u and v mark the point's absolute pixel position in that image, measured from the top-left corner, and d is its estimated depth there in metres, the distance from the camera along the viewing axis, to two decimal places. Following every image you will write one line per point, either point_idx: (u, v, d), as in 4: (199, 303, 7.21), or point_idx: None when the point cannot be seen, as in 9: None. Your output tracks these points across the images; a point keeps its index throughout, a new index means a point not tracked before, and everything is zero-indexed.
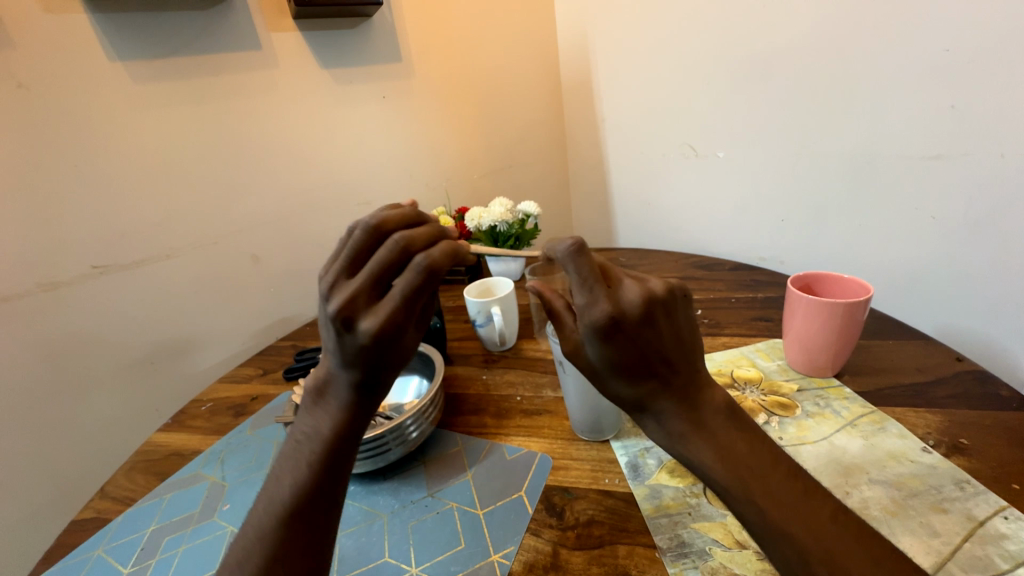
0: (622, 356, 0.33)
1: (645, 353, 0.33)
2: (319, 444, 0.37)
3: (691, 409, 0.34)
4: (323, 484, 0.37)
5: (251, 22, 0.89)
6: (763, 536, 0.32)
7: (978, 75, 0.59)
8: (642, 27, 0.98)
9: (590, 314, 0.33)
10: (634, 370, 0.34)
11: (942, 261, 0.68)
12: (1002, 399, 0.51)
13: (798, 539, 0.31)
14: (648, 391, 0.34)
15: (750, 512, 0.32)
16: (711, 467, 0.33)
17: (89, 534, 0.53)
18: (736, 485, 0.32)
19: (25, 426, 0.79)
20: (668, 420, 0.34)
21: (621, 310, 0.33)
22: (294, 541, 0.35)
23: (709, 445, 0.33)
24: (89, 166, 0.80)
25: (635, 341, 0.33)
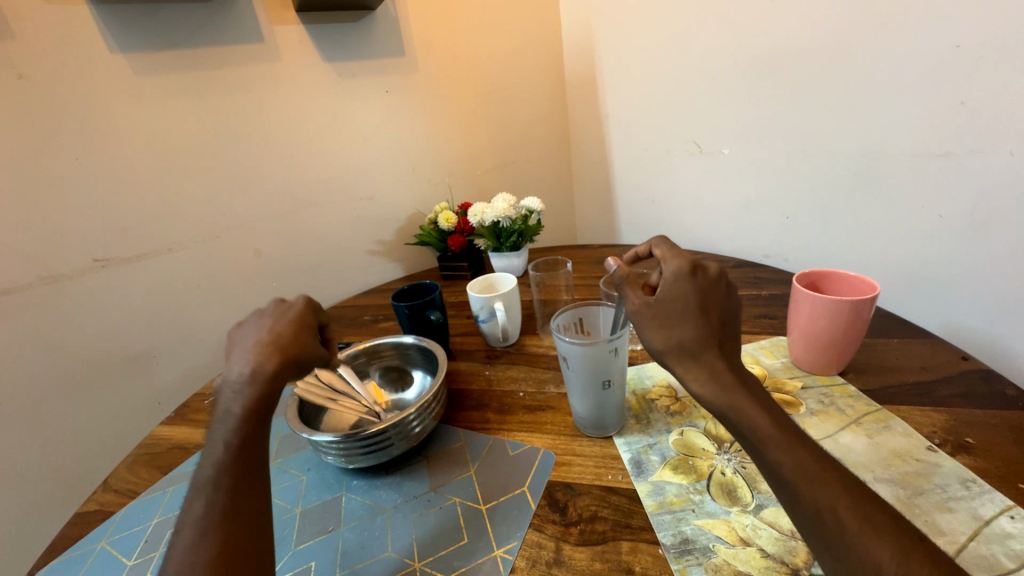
0: (690, 298, 0.41)
1: (709, 304, 0.41)
2: (239, 420, 0.43)
3: (734, 365, 0.40)
4: (250, 450, 0.43)
5: (253, 15, 0.88)
6: (798, 489, 0.34)
7: (989, 72, 0.58)
8: (649, 22, 0.97)
9: (676, 262, 0.42)
10: (696, 314, 0.40)
11: (948, 260, 0.67)
12: (1007, 398, 0.51)
13: (834, 494, 0.33)
14: (703, 335, 0.40)
15: (789, 464, 0.34)
16: (755, 421, 0.36)
17: (93, 526, 0.54)
18: (778, 439, 0.35)
19: (28, 418, 0.80)
20: (717, 365, 0.39)
21: (701, 266, 0.42)
22: (236, 501, 0.40)
23: (752, 401, 0.37)
24: (89, 159, 0.80)
25: (705, 293, 0.41)
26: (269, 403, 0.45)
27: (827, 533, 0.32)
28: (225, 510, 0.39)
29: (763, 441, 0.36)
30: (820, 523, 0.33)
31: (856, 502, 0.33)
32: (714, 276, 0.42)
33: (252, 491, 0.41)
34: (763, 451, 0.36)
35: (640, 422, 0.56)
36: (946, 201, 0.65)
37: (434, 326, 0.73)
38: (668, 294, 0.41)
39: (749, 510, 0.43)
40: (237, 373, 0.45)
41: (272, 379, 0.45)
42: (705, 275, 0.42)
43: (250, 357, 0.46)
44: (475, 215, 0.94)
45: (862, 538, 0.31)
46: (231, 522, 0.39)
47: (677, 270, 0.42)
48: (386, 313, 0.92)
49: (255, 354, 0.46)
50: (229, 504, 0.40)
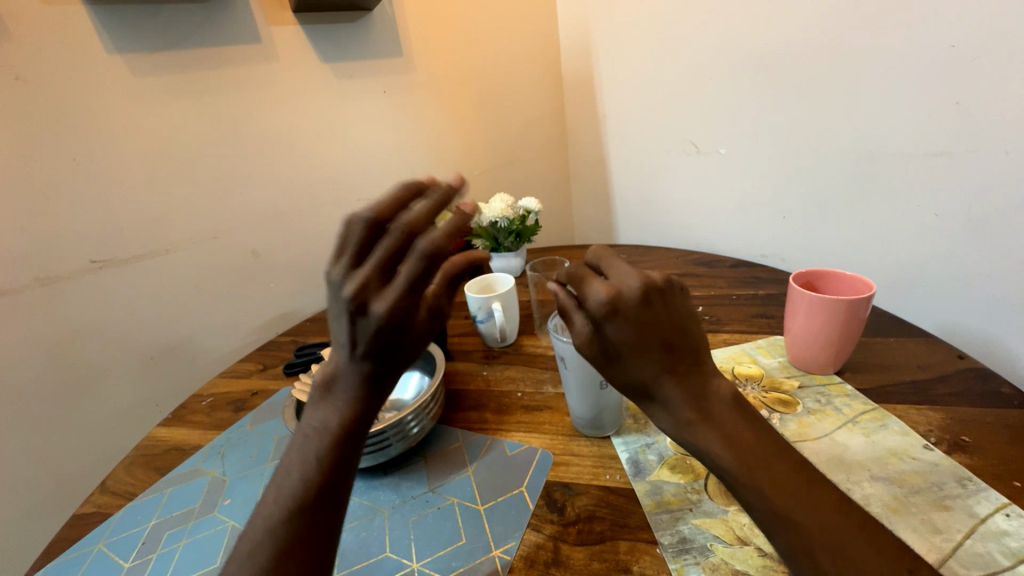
0: (630, 334, 0.33)
1: (648, 328, 0.33)
2: (322, 445, 0.35)
3: (694, 388, 0.33)
4: (331, 487, 0.34)
5: (251, 17, 0.88)
6: (771, 530, 0.31)
7: (982, 74, 0.58)
8: (645, 23, 0.98)
9: (593, 296, 0.34)
10: (636, 351, 0.33)
11: (943, 260, 0.68)
12: (1003, 397, 0.51)
13: (807, 532, 0.30)
14: (655, 370, 0.33)
15: (760, 503, 0.31)
16: (719, 456, 0.32)
17: (90, 528, 0.53)
18: (743, 474, 0.31)
19: (26, 420, 0.79)
20: (675, 398, 0.33)
21: (627, 291, 0.33)
22: (305, 545, 0.33)
23: (713, 430, 0.32)
24: (86, 160, 0.79)
25: (637, 322, 0.33)
26: (358, 430, 0.36)
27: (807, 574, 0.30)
28: (291, 551, 0.32)
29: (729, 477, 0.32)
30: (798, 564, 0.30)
31: (835, 539, 0.30)
32: (642, 292, 0.33)
33: (324, 536, 0.33)
34: (732, 488, 0.32)
35: (637, 421, 0.56)
36: (941, 201, 0.65)
37: None
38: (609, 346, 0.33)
39: None
40: (339, 375, 0.36)
41: (365, 401, 0.36)
42: (630, 297, 0.33)
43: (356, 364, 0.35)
44: None
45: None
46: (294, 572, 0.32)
47: (596, 306, 0.33)
48: None
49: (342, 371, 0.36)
50: (297, 547, 0.32)
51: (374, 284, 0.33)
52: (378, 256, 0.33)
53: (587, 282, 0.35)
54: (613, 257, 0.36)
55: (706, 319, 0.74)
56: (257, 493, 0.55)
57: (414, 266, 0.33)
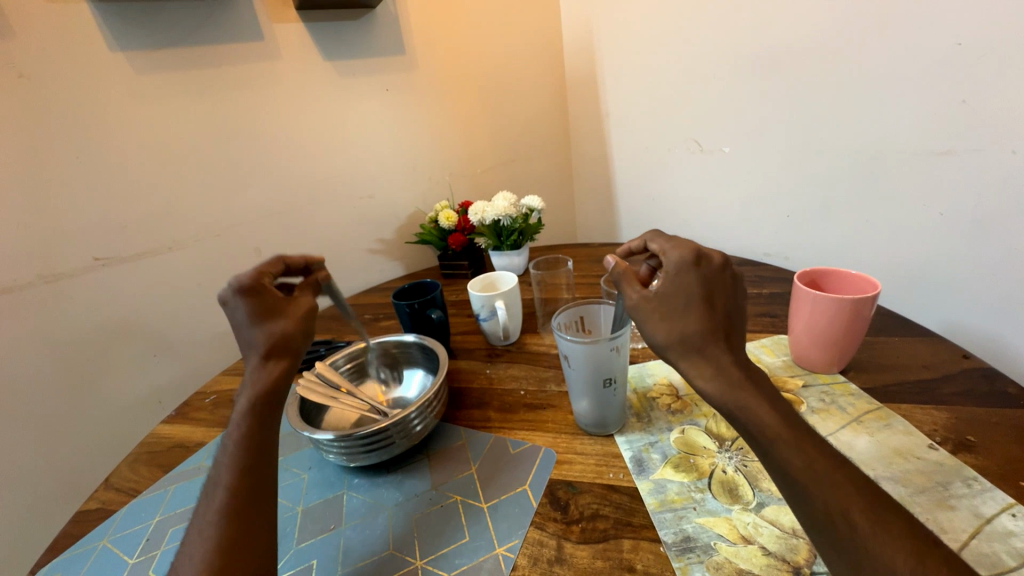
0: (695, 289, 0.41)
1: (713, 292, 0.41)
2: (250, 418, 0.44)
3: (739, 357, 0.39)
4: (260, 448, 0.43)
5: (253, 13, 0.88)
6: (810, 492, 0.33)
7: (987, 71, 0.58)
8: (648, 21, 0.97)
9: (676, 251, 0.43)
10: (700, 304, 0.40)
11: (949, 259, 0.67)
12: (1009, 397, 0.51)
13: (844, 496, 0.33)
14: (710, 326, 0.39)
15: (800, 467, 0.34)
16: (764, 421, 0.36)
17: (94, 524, 0.54)
18: (787, 439, 0.35)
19: (29, 416, 0.80)
20: (723, 359, 0.38)
21: (705, 256, 0.42)
22: (242, 499, 0.40)
23: (761, 398, 0.37)
24: (90, 157, 0.79)
25: (710, 281, 0.41)
26: (275, 398, 0.46)
27: (840, 537, 0.32)
28: (228, 507, 0.39)
29: (772, 441, 0.35)
30: (832, 527, 0.32)
31: (869, 505, 0.32)
32: (719, 265, 0.42)
33: (259, 488, 0.41)
34: (772, 451, 0.35)
35: (641, 420, 0.56)
36: (947, 199, 0.65)
37: (436, 324, 0.73)
38: (669, 286, 0.41)
39: (750, 508, 0.43)
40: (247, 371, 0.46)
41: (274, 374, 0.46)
42: (709, 263, 0.42)
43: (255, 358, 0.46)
44: (475, 214, 0.94)
45: (875, 543, 0.31)
46: (232, 520, 0.38)
47: (679, 258, 0.42)
48: (387, 312, 0.92)
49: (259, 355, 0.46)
50: (232, 501, 0.39)
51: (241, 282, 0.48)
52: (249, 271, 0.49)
53: (671, 242, 0.44)
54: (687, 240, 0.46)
55: None
56: None
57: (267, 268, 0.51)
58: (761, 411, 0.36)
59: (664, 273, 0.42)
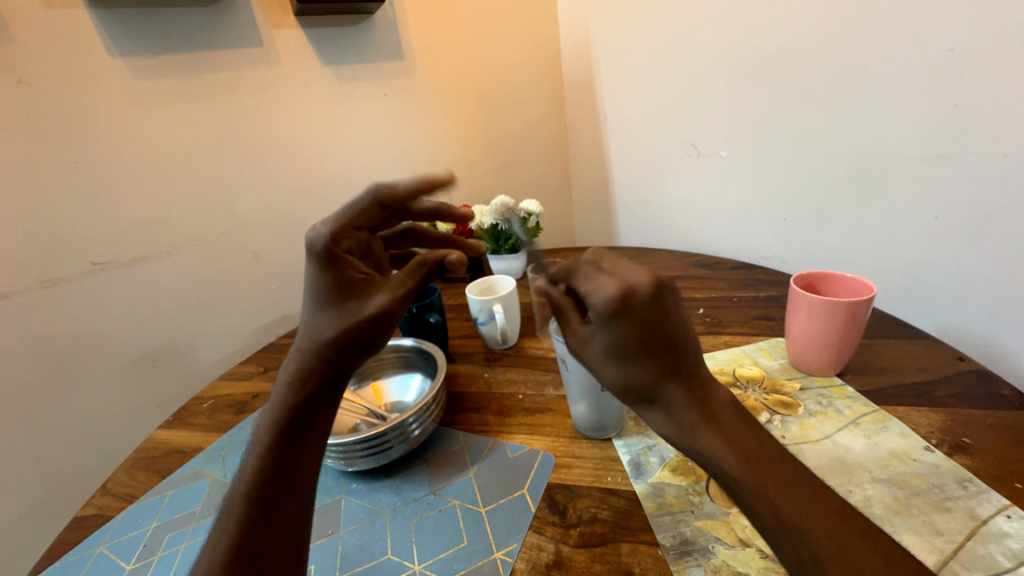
0: (631, 335, 0.31)
1: (648, 336, 0.31)
2: (269, 434, 0.43)
3: (698, 392, 0.32)
4: (278, 467, 0.42)
5: (253, 19, 0.88)
6: (776, 533, 0.30)
7: (979, 76, 0.58)
8: (645, 26, 0.98)
9: (599, 294, 0.32)
10: (642, 352, 0.32)
11: (943, 262, 0.68)
12: (1003, 398, 0.51)
13: (813, 536, 0.29)
14: (657, 372, 0.32)
15: (764, 514, 0.30)
16: (724, 466, 0.31)
17: (91, 531, 0.53)
18: (748, 484, 0.31)
19: (26, 422, 0.79)
20: (677, 403, 0.32)
21: (632, 290, 0.31)
22: (247, 523, 0.39)
23: (719, 436, 0.32)
24: (88, 162, 0.80)
25: (641, 328, 0.31)
26: (297, 410, 0.44)
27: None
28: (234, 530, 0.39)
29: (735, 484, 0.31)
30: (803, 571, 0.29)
31: (843, 552, 0.29)
32: (651, 297, 0.31)
33: (268, 515, 0.40)
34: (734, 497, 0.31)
35: (639, 423, 0.56)
36: (942, 203, 0.66)
37: (434, 328, 0.73)
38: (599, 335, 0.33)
39: None
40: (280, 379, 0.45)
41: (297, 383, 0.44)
42: (639, 300, 0.31)
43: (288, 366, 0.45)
44: (473, 218, 0.94)
45: None
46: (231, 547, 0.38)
47: (599, 308, 0.32)
48: None
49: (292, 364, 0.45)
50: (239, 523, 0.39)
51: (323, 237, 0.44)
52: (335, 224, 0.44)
53: (592, 278, 0.33)
54: (618, 256, 0.34)
55: (707, 321, 0.75)
56: None
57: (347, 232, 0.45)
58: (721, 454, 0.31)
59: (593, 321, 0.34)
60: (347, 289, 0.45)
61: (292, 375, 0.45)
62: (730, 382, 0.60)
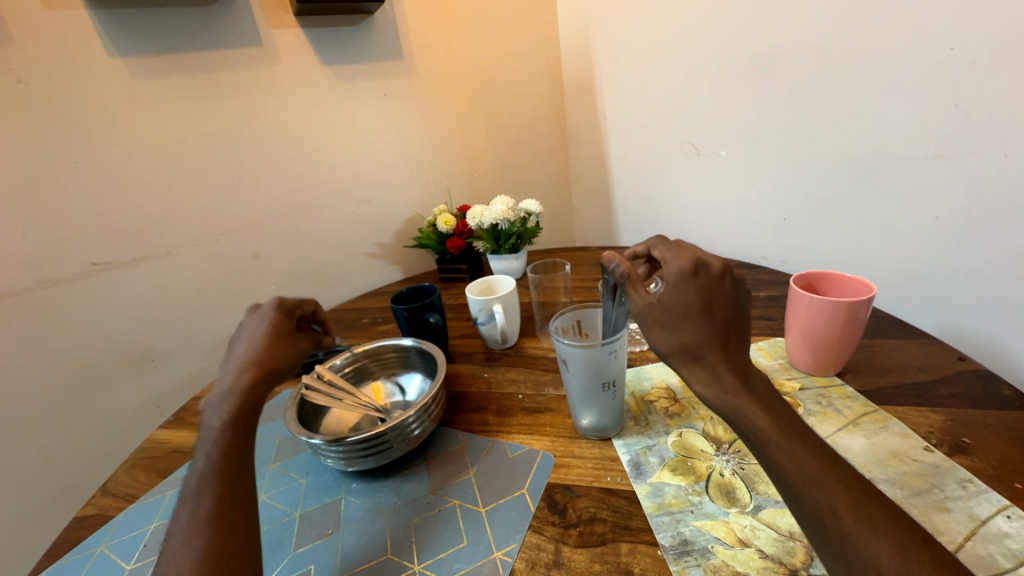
0: (694, 300, 0.39)
1: (711, 304, 0.39)
2: (221, 431, 0.45)
3: (737, 363, 0.39)
4: (237, 460, 0.44)
5: (251, 18, 0.88)
6: (799, 489, 0.33)
7: (980, 75, 0.58)
8: (645, 25, 0.98)
9: (675, 262, 0.41)
10: (700, 316, 0.39)
11: (943, 262, 0.68)
12: (1004, 398, 0.51)
13: (834, 494, 0.32)
14: (706, 337, 0.39)
15: (789, 463, 0.34)
16: (756, 421, 0.36)
17: (92, 530, 0.54)
18: (777, 439, 0.35)
19: (25, 421, 0.79)
20: (719, 366, 0.38)
21: (704, 264, 0.40)
22: (225, 509, 0.41)
23: (755, 401, 0.37)
24: (87, 162, 0.80)
25: (707, 294, 0.39)
26: (250, 413, 0.47)
27: (829, 533, 0.32)
28: (211, 513, 0.40)
29: (765, 443, 0.35)
30: (820, 523, 0.32)
31: (858, 502, 0.32)
32: (719, 272, 0.40)
33: (237, 501, 0.42)
34: (765, 453, 0.35)
35: (638, 423, 0.56)
36: (942, 202, 0.65)
37: (434, 329, 0.73)
38: (668, 297, 0.40)
39: (747, 511, 0.44)
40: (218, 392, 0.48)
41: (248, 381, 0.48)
42: (708, 272, 0.40)
43: (230, 373, 0.48)
44: (473, 218, 0.94)
45: (861, 539, 0.31)
46: (219, 527, 0.40)
47: (677, 272, 0.40)
48: (385, 316, 0.92)
49: (234, 371, 0.48)
50: (212, 512, 0.40)
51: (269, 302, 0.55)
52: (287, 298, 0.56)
53: (675, 252, 0.42)
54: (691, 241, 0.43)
55: None
56: (298, 489, 0.55)
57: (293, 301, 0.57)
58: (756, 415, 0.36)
59: (665, 283, 0.41)
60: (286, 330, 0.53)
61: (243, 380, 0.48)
62: None
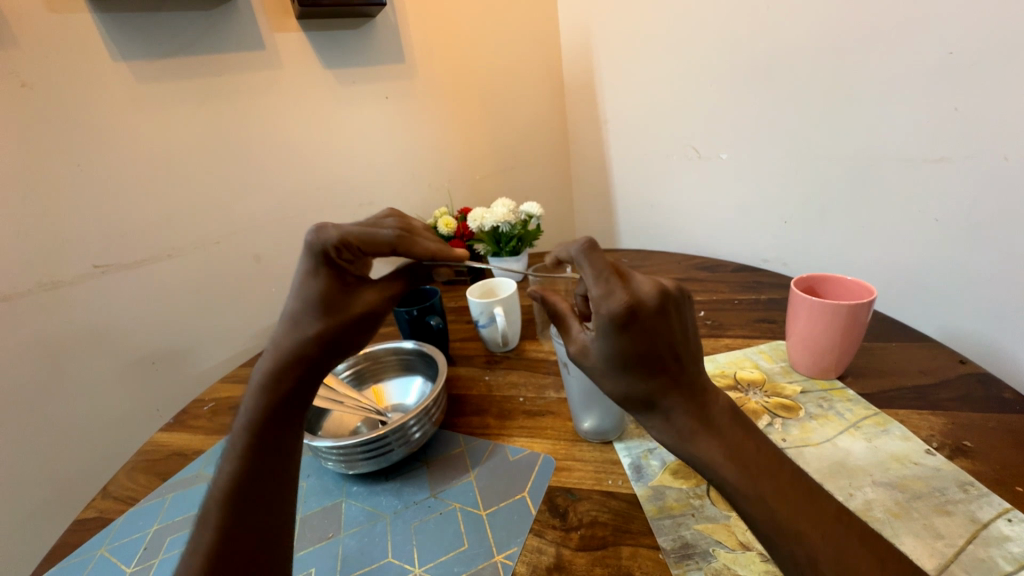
0: (632, 346, 0.33)
1: (657, 344, 0.32)
2: (249, 428, 0.43)
3: (698, 400, 0.34)
4: (267, 459, 0.43)
5: (255, 22, 0.89)
6: (773, 539, 0.31)
7: (981, 79, 0.58)
8: (646, 29, 0.98)
9: (603, 304, 0.33)
10: (644, 362, 0.33)
11: (944, 265, 0.68)
12: (1004, 401, 0.51)
13: (811, 542, 0.30)
14: (657, 381, 0.33)
15: (761, 515, 0.31)
16: (721, 469, 0.32)
17: (92, 533, 0.53)
18: (747, 489, 0.32)
19: (26, 425, 0.79)
20: (677, 412, 0.33)
21: (639, 302, 0.32)
22: (251, 511, 0.40)
23: (716, 442, 0.33)
24: (90, 165, 0.80)
25: (649, 335, 0.32)
26: (282, 408, 0.44)
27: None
28: (240, 515, 0.40)
29: (733, 491, 0.32)
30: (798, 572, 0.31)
31: (835, 547, 0.30)
32: (656, 306, 0.32)
33: (265, 503, 0.41)
34: (734, 500, 0.32)
35: (639, 426, 0.56)
36: (942, 205, 0.66)
37: (435, 331, 0.73)
38: (601, 347, 0.34)
39: None
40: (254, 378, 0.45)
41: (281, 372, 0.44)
42: (644, 311, 0.32)
43: (263, 363, 0.45)
44: (474, 220, 0.94)
45: None
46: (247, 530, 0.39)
47: (605, 319, 0.33)
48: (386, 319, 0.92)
49: (268, 361, 0.45)
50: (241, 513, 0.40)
51: (331, 241, 0.43)
52: (347, 231, 0.43)
53: (596, 285, 0.34)
54: (625, 266, 0.35)
55: (708, 324, 0.74)
56: (303, 490, 0.55)
57: (353, 237, 0.43)
58: (720, 460, 0.32)
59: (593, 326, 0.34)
60: (335, 298, 0.45)
61: (274, 372, 0.44)
62: (731, 385, 0.60)
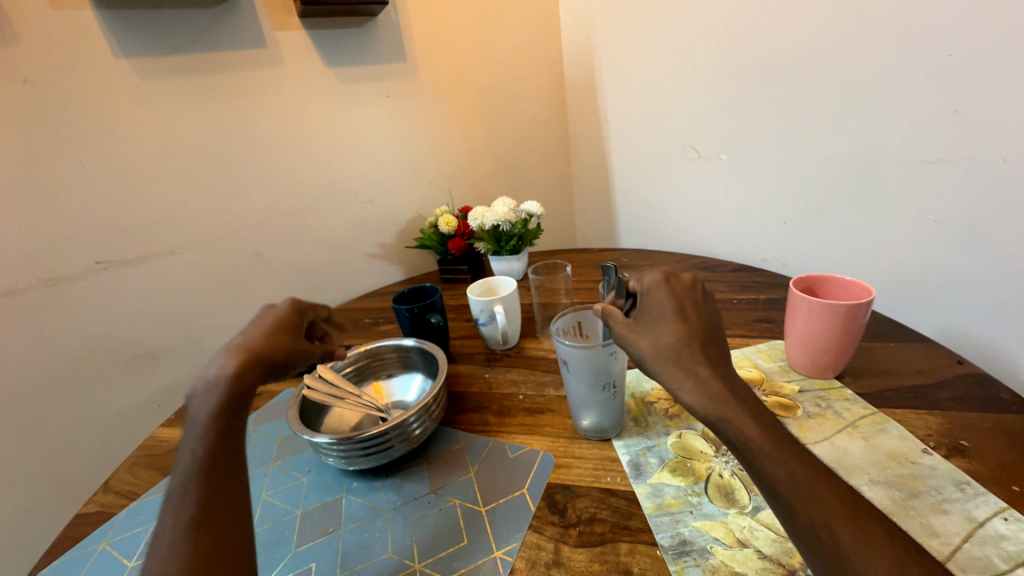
0: (666, 303, 0.41)
1: (685, 307, 0.41)
2: (206, 428, 0.43)
3: (720, 369, 0.38)
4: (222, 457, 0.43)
5: (257, 20, 0.89)
6: (791, 502, 0.33)
7: (979, 82, 0.59)
8: (647, 30, 0.99)
9: (645, 276, 0.44)
10: (674, 318, 0.40)
11: (942, 266, 0.68)
12: (1002, 402, 0.52)
13: (828, 508, 0.32)
14: (683, 337, 0.39)
15: (783, 478, 0.33)
16: (746, 433, 0.35)
17: (93, 528, 0.54)
18: (769, 451, 0.34)
19: (26, 419, 0.80)
20: (700, 371, 0.38)
21: (675, 274, 0.43)
22: (212, 510, 0.40)
23: (741, 408, 0.36)
24: (92, 161, 0.80)
25: (679, 297, 0.42)
26: (237, 405, 0.44)
27: (825, 550, 0.31)
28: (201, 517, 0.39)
29: (754, 453, 0.34)
30: (815, 538, 0.32)
31: (852, 516, 0.32)
32: (688, 282, 0.43)
33: (224, 500, 0.41)
34: (755, 465, 0.34)
35: (639, 424, 0.57)
36: (941, 207, 0.66)
37: (435, 329, 0.73)
38: (642, 305, 0.42)
39: (746, 511, 0.44)
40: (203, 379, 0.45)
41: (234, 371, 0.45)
42: (677, 282, 0.43)
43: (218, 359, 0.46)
44: (474, 219, 0.94)
45: (858, 555, 0.30)
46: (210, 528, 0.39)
47: (650, 280, 0.43)
48: (387, 316, 0.93)
49: (222, 357, 0.46)
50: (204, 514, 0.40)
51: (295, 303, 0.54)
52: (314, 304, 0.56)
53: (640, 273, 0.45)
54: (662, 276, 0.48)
55: None
56: (303, 486, 0.56)
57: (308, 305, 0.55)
58: (744, 425, 0.35)
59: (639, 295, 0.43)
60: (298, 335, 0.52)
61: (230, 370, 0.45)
62: None
